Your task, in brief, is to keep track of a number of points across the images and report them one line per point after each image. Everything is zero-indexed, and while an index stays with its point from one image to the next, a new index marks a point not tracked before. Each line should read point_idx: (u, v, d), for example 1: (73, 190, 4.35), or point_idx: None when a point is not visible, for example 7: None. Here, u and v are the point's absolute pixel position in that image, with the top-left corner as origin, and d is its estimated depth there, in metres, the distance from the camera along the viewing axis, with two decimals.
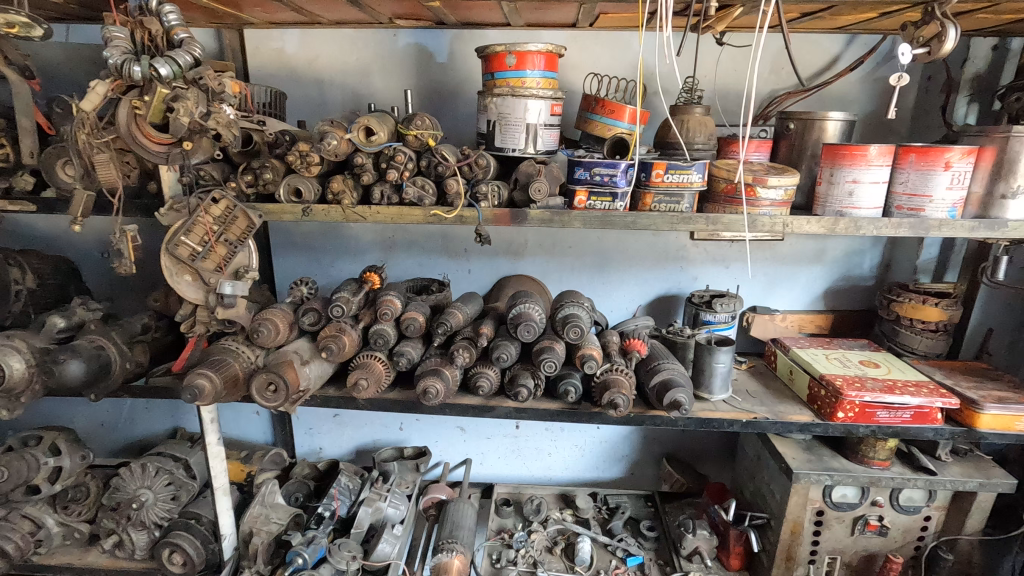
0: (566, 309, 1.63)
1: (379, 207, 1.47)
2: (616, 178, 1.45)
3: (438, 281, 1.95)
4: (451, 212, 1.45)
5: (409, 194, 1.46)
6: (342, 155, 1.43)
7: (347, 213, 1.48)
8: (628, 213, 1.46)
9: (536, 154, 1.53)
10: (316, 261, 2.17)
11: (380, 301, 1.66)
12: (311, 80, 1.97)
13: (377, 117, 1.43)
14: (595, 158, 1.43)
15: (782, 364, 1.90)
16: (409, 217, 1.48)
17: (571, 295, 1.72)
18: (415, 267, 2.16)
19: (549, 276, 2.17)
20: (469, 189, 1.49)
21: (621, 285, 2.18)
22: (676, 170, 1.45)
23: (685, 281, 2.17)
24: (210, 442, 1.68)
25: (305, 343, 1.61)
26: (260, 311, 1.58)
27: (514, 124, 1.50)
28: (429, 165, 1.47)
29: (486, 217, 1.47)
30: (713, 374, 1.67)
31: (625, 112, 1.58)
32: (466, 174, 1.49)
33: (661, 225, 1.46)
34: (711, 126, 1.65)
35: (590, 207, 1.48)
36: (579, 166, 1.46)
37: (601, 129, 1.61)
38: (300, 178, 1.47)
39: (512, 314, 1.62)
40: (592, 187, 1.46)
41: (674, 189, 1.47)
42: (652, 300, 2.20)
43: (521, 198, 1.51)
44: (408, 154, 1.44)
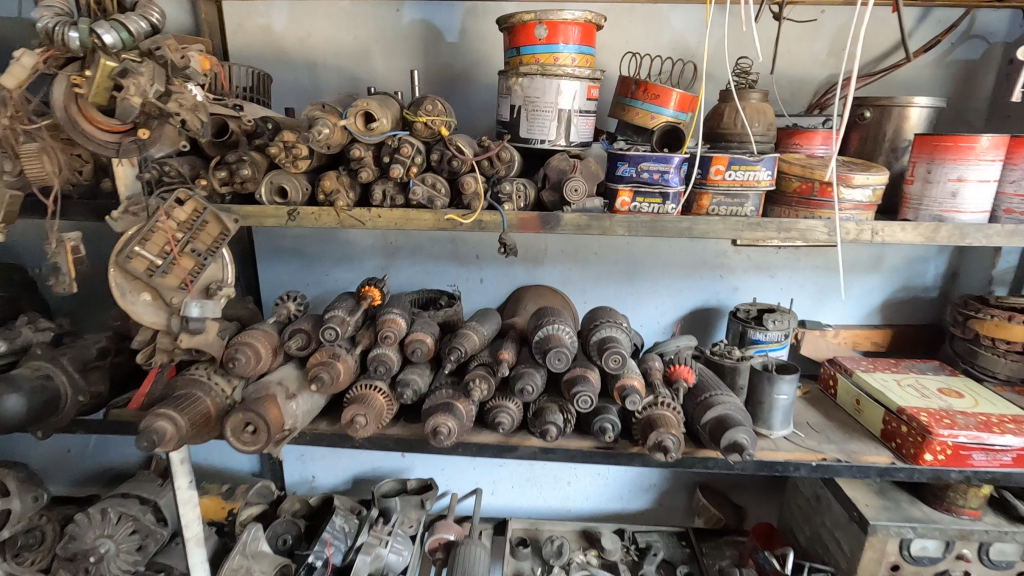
0: (603, 331, 1.37)
1: (380, 210, 1.22)
2: (668, 177, 1.20)
3: (447, 294, 1.71)
4: (469, 216, 1.20)
5: (417, 195, 1.20)
6: (336, 147, 1.18)
7: (343, 217, 1.22)
8: (682, 217, 1.20)
9: (570, 146, 1.28)
10: (308, 269, 1.91)
11: (381, 321, 1.41)
12: (303, 62, 1.71)
13: (378, 100, 1.17)
14: (643, 151, 1.19)
15: (843, 390, 1.65)
16: (418, 222, 1.22)
17: (607, 314, 1.46)
18: (420, 276, 1.90)
19: (572, 286, 1.91)
20: (489, 189, 1.24)
21: (652, 296, 1.93)
22: (740, 165, 1.20)
23: (725, 292, 1.92)
24: (180, 486, 1.42)
25: (293, 371, 1.36)
26: (240, 334, 1.33)
27: (544, 110, 1.24)
28: (441, 159, 1.21)
29: (510, 222, 1.22)
30: (773, 408, 1.42)
31: (671, 97, 1.34)
32: (485, 171, 1.24)
33: (722, 231, 1.19)
34: (771, 115, 1.40)
35: (634, 210, 1.23)
36: (622, 161, 1.21)
37: (642, 117, 1.38)
38: (285, 174, 1.23)
39: (538, 337, 1.36)
40: (638, 186, 1.22)
41: (737, 189, 1.22)
42: (688, 312, 1.95)
43: (551, 199, 1.26)
44: (417, 145, 1.19)
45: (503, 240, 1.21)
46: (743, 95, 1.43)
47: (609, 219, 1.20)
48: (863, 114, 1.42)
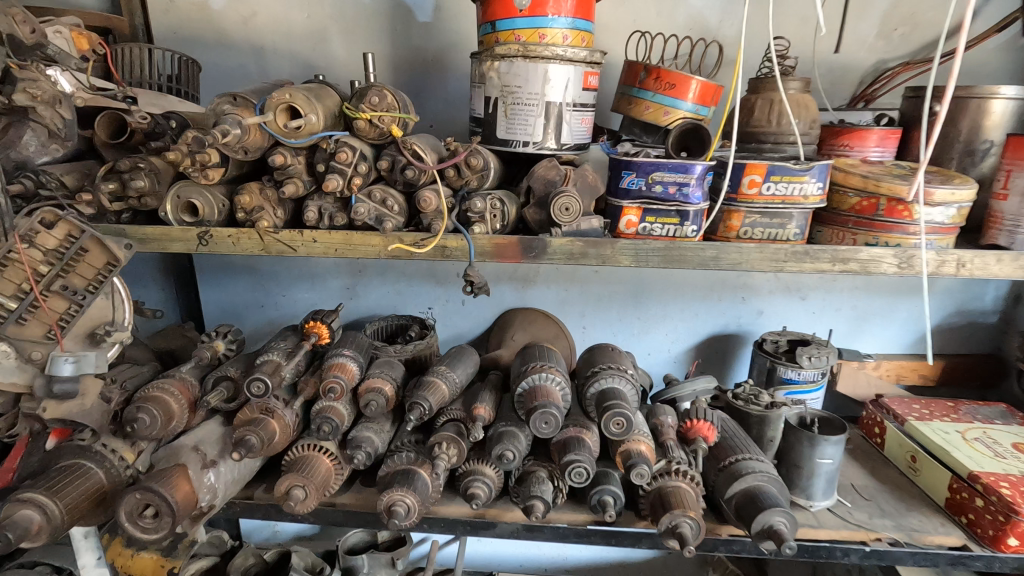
0: (602, 382, 1.09)
1: (316, 233, 0.94)
2: (687, 191, 0.93)
3: (418, 321, 1.44)
4: (428, 241, 0.93)
5: (361, 215, 0.93)
6: (254, 152, 0.91)
7: (268, 241, 0.95)
8: (707, 243, 0.92)
9: (561, 150, 1.01)
10: (259, 288, 1.60)
11: (328, 367, 1.13)
12: (246, 45, 1.42)
13: (307, 90, 0.89)
14: (656, 158, 0.91)
15: (892, 441, 1.37)
16: (364, 248, 0.95)
17: (607, 356, 1.18)
18: (392, 296, 1.60)
19: (569, 308, 1.64)
20: (456, 205, 0.97)
21: (662, 321, 1.65)
22: (781, 176, 0.92)
23: (747, 316, 1.64)
24: (85, 564, 1.16)
25: (216, 430, 1.09)
26: (147, 386, 1.06)
27: (526, 103, 0.97)
28: (393, 167, 0.93)
29: (482, 249, 0.94)
30: (814, 475, 1.14)
31: (690, 86, 1.08)
32: (451, 183, 0.97)
33: (760, 262, 0.91)
34: (814, 110, 1.15)
35: (643, 233, 0.96)
36: (629, 170, 0.93)
37: (654, 113, 1.12)
38: (194, 186, 0.96)
39: (521, 390, 1.09)
40: (648, 202, 0.94)
41: (777, 206, 0.94)
42: (704, 340, 1.67)
43: (537, 218, 0.98)
44: (359, 148, 0.91)
45: (467, 275, 0.97)
46: (778, 86, 1.15)
47: (610, 246, 0.92)
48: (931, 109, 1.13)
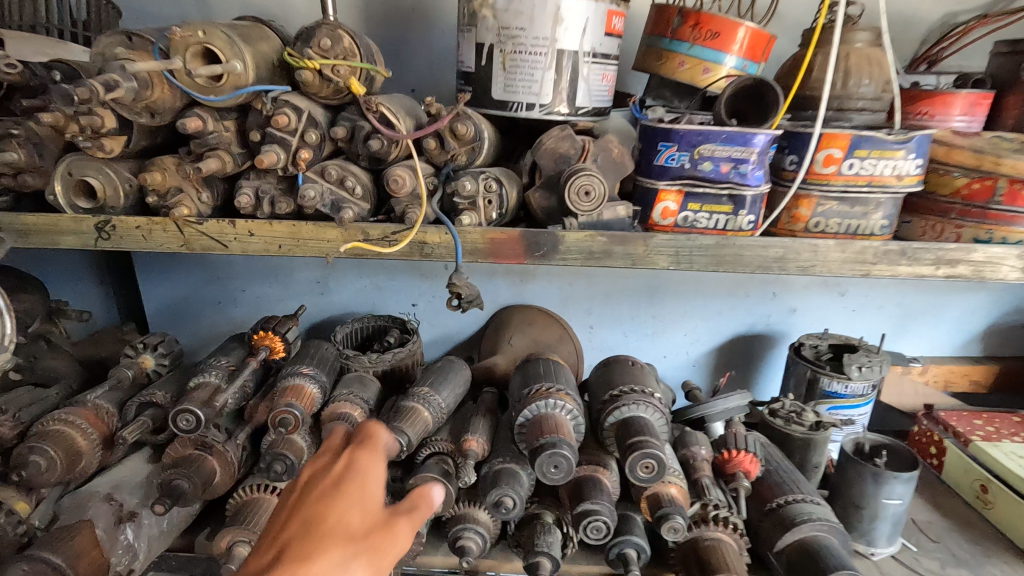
0: (624, 410, 0.88)
1: (251, 224, 0.72)
2: (745, 169, 0.70)
3: (399, 323, 1.19)
4: (402, 236, 0.70)
5: (311, 200, 0.69)
6: (163, 115, 0.67)
7: (189, 234, 0.72)
8: (771, 239, 0.70)
9: (576, 116, 0.78)
10: (208, 284, 1.32)
11: (280, 391, 0.90)
12: None
13: (231, 28, 0.65)
14: (704, 126, 0.68)
15: (954, 464, 1.17)
16: (317, 243, 0.72)
17: (627, 375, 0.95)
18: (371, 293, 1.33)
19: (573, 306, 1.41)
20: (438, 188, 0.74)
21: (681, 320, 1.44)
22: (869, 150, 0.70)
23: (777, 314, 1.43)
24: None
25: (139, 470, 0.87)
26: (45, 419, 0.83)
27: (531, 51, 0.73)
28: (354, 135, 0.70)
29: (474, 245, 0.71)
30: (879, 517, 0.94)
31: (737, 36, 0.85)
32: (431, 158, 0.74)
33: (841, 264, 0.69)
34: (888, 68, 0.92)
35: (684, 225, 0.73)
36: (668, 142, 0.71)
37: (690, 71, 0.89)
38: (88, 161, 0.72)
39: (523, 421, 0.87)
40: (692, 185, 0.71)
41: (861, 189, 0.71)
42: (727, 341, 1.46)
43: (544, 205, 0.75)
44: (307, 109, 0.68)
45: (453, 287, 0.78)
46: (843, 37, 0.91)
47: (643, 242, 0.70)
48: None
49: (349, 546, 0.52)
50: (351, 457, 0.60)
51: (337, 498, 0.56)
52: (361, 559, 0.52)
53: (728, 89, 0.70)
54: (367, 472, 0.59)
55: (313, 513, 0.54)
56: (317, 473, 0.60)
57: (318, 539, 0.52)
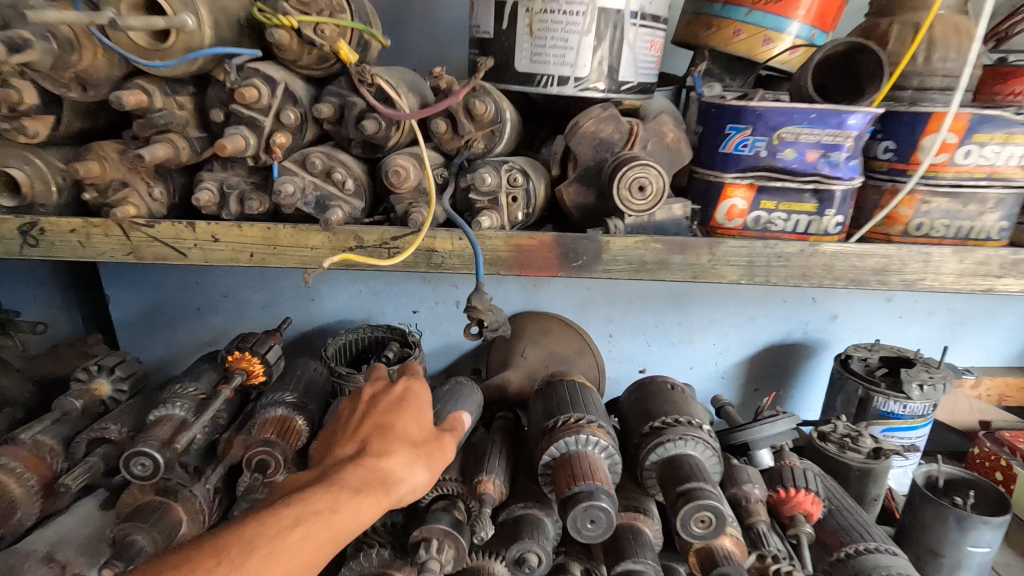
0: (668, 447, 0.74)
1: (215, 228, 0.57)
2: (837, 158, 0.55)
3: (398, 333, 1.02)
4: (407, 243, 0.56)
5: (290, 198, 0.55)
6: (98, 87, 0.52)
7: (138, 240, 0.58)
8: (867, 247, 0.56)
9: (617, 93, 0.63)
10: (177, 289, 1.13)
11: (257, 424, 0.76)
12: None
13: None
14: (789, 104, 0.54)
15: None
16: (297, 251, 0.58)
17: (669, 402, 0.81)
18: (365, 297, 1.13)
19: (591, 313, 1.25)
20: (448, 182, 0.59)
21: (710, 328, 1.28)
22: (995, 135, 0.55)
23: (816, 321, 1.27)
24: None
25: (91, 520, 0.74)
26: None
27: (565, 10, 0.58)
28: (343, 115, 0.55)
29: (495, 254, 0.57)
30: (959, 565, 0.82)
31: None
32: (440, 144, 0.59)
33: (953, 278, 0.55)
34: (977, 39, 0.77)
35: (755, 227, 0.59)
36: (739, 124, 0.56)
37: (748, 41, 0.74)
38: None
39: (547, 460, 0.73)
40: (767, 179, 0.57)
41: (977, 184, 0.57)
42: (761, 350, 1.30)
43: (579, 202, 0.61)
44: (283, 81, 0.53)
45: (471, 311, 0.67)
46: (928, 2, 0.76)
47: (708, 250, 0.56)
48: None
49: (415, 449, 0.63)
50: (406, 385, 0.69)
51: (405, 409, 0.66)
52: (423, 462, 0.62)
53: (816, 57, 0.56)
54: (423, 394, 0.69)
55: (386, 419, 0.65)
56: (377, 391, 0.70)
57: (393, 441, 0.62)
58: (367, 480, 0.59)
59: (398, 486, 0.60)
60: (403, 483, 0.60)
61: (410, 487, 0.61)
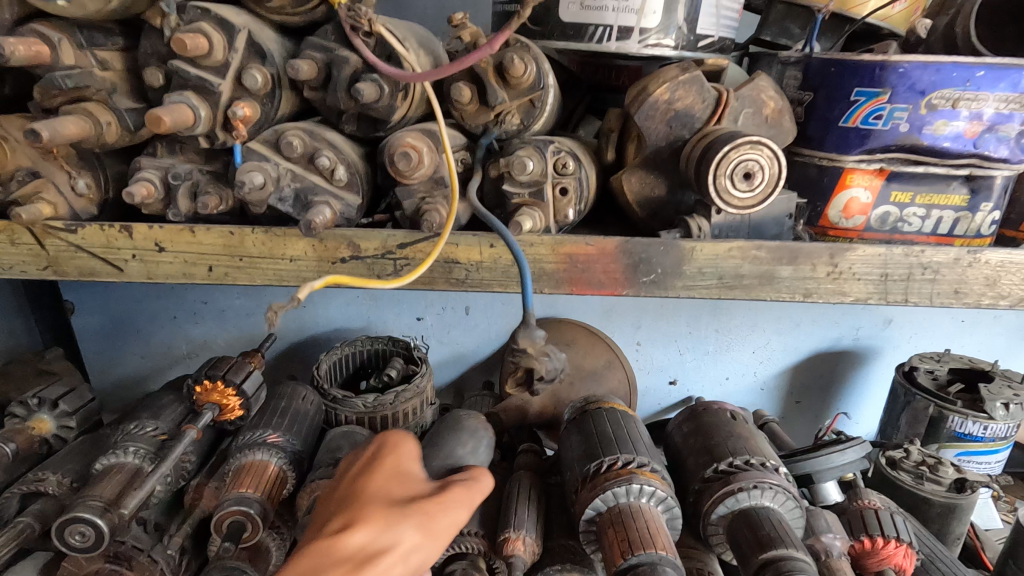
0: (739, 498, 0.59)
1: (158, 234, 0.42)
2: (1009, 133, 0.41)
3: (399, 346, 0.87)
4: (424, 252, 0.42)
5: (258, 191, 0.40)
6: None
7: (56, 250, 0.43)
8: None
9: (691, 51, 0.48)
10: (144, 297, 0.98)
11: (230, 472, 0.61)
12: None
13: None
14: (947, 57, 0.39)
15: None
16: (272, 264, 0.43)
17: (734, 438, 0.66)
18: (363, 304, 0.96)
19: (618, 319, 1.09)
20: (474, 170, 0.45)
21: (751, 334, 1.11)
22: None
23: (870, 326, 1.10)
24: None
25: None
26: None
27: None
28: (331, 76, 0.40)
29: (537, 266, 0.42)
30: None
31: None
32: (462, 117, 0.44)
33: None
34: None
35: (882, 227, 0.45)
36: (868, 86, 0.41)
37: None
38: None
39: (590, 516, 0.59)
40: (902, 163, 0.43)
41: None
42: (806, 359, 1.13)
43: (645, 195, 0.46)
44: (247, 28, 0.38)
45: (522, 355, 0.58)
46: None
47: (829, 260, 0.41)
48: None
49: (395, 506, 0.43)
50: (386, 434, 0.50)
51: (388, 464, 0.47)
52: (410, 522, 0.42)
53: None
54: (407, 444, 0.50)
55: (355, 482, 0.46)
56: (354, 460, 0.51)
57: (368, 503, 0.43)
58: (334, 566, 0.39)
59: (382, 561, 0.40)
60: (388, 556, 0.40)
61: (402, 560, 0.40)
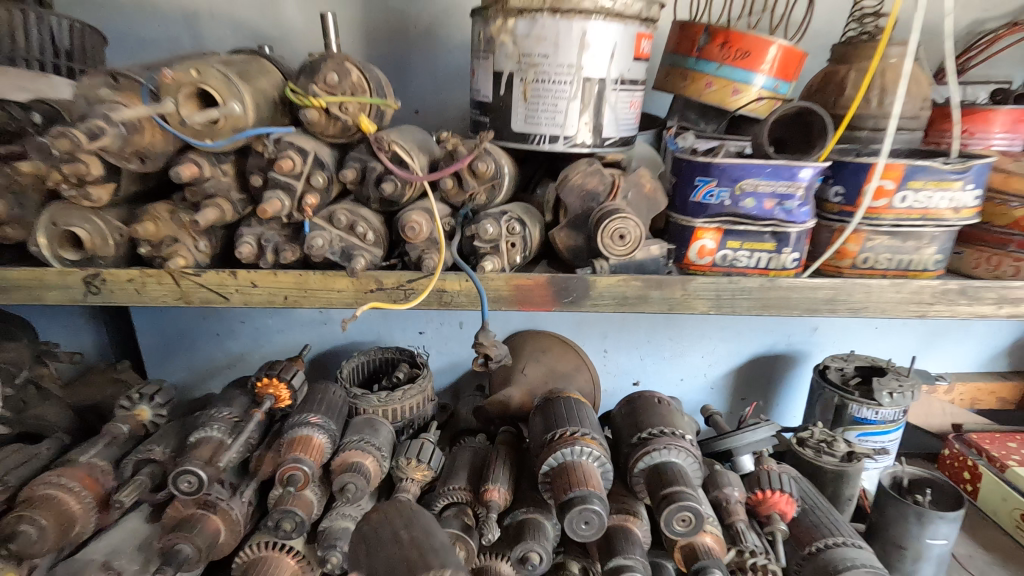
0: (654, 455, 0.82)
1: (253, 275, 0.66)
2: (791, 206, 0.65)
3: (407, 355, 1.10)
4: (420, 285, 0.65)
5: (319, 249, 0.64)
6: (154, 160, 0.60)
7: (186, 287, 0.67)
8: (816, 279, 0.65)
9: (602, 147, 0.71)
10: (198, 318, 1.20)
11: (286, 443, 0.84)
12: (174, 8, 1.01)
13: (228, 65, 0.58)
14: (747, 160, 0.63)
15: (987, 491, 1.13)
16: (326, 294, 0.67)
17: (657, 415, 0.90)
18: (376, 321, 1.19)
19: (588, 331, 1.32)
20: (456, 230, 0.68)
21: (700, 342, 1.34)
22: (922, 182, 0.65)
23: (799, 333, 1.32)
24: None
25: (137, 532, 0.82)
26: (36, 483, 0.77)
27: (555, 79, 0.67)
28: (365, 177, 0.64)
29: (495, 292, 0.66)
30: (922, 559, 0.90)
31: (768, 54, 0.80)
32: (447, 197, 0.68)
33: (888, 303, 0.65)
34: (925, 85, 0.86)
35: (724, 264, 0.68)
36: (706, 176, 0.65)
37: (717, 92, 0.83)
38: (70, 208, 0.65)
39: (546, 469, 0.81)
40: (732, 222, 0.66)
41: (913, 223, 0.66)
42: (746, 362, 1.36)
43: (570, 244, 0.70)
44: (313, 151, 0.62)
45: (479, 346, 0.80)
46: (881, 52, 0.85)
47: (681, 286, 0.65)
48: None
49: None
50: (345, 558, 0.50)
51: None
52: None
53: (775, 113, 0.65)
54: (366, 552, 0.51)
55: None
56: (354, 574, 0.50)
57: None
58: None
59: None
60: None
61: None
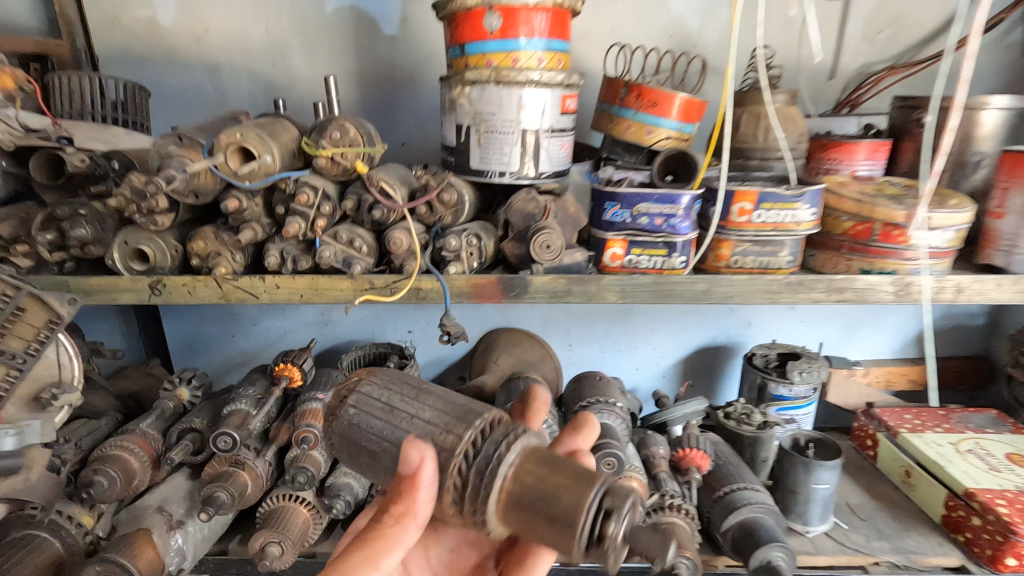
0: None
1: (278, 279, 0.88)
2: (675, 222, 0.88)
3: (397, 349, 1.31)
4: (402, 284, 0.88)
5: (326, 259, 0.86)
6: (206, 196, 0.83)
7: (226, 289, 0.89)
8: (695, 276, 0.89)
9: (540, 178, 0.94)
10: (219, 321, 1.42)
11: (300, 414, 1.05)
12: (203, 64, 1.24)
13: (261, 126, 0.81)
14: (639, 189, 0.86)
15: (885, 455, 1.34)
16: (333, 292, 0.90)
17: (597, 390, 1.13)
18: (370, 321, 1.42)
19: (554, 327, 1.54)
20: (429, 244, 0.91)
21: (650, 335, 1.56)
22: (773, 203, 0.88)
23: (735, 327, 1.55)
24: None
25: (181, 486, 1.03)
26: (104, 446, 0.98)
27: (501, 130, 0.89)
28: (360, 206, 0.87)
29: (459, 289, 0.89)
30: (810, 501, 1.12)
31: (673, 104, 1.02)
32: (423, 219, 0.90)
33: (749, 292, 0.89)
34: (801, 124, 1.09)
35: (629, 266, 0.91)
36: (612, 201, 0.88)
37: (635, 132, 1.06)
38: (140, 232, 0.88)
39: None
40: (634, 235, 0.89)
41: (769, 233, 0.89)
42: (692, 353, 1.58)
43: (516, 252, 0.92)
44: (322, 187, 0.84)
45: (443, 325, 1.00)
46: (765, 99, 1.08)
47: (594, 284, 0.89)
48: (922, 119, 1.07)
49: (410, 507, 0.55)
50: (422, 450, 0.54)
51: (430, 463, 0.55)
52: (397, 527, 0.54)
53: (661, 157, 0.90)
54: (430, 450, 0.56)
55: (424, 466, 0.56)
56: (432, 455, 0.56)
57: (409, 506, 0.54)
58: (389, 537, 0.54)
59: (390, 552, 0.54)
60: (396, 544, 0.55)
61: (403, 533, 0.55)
